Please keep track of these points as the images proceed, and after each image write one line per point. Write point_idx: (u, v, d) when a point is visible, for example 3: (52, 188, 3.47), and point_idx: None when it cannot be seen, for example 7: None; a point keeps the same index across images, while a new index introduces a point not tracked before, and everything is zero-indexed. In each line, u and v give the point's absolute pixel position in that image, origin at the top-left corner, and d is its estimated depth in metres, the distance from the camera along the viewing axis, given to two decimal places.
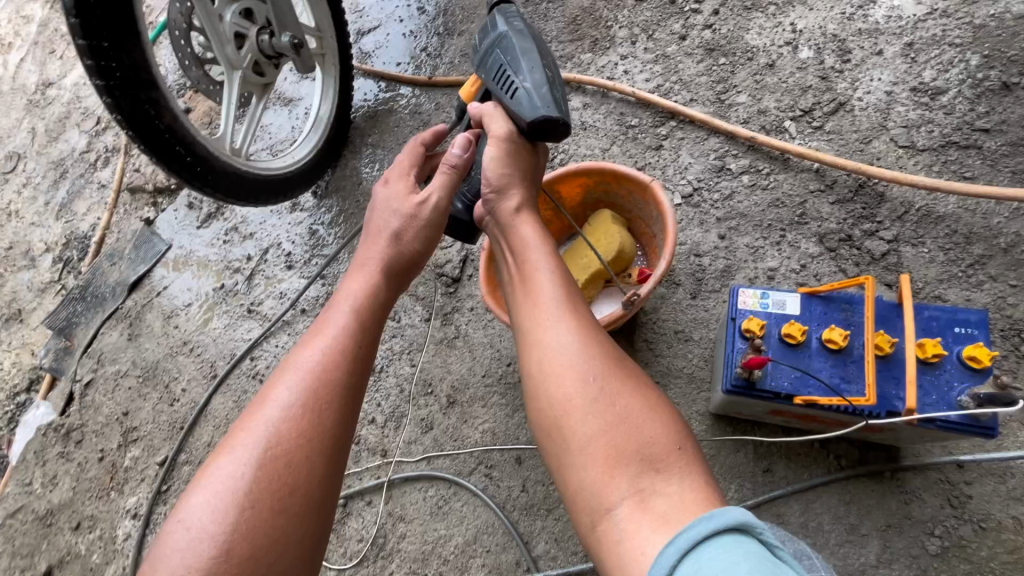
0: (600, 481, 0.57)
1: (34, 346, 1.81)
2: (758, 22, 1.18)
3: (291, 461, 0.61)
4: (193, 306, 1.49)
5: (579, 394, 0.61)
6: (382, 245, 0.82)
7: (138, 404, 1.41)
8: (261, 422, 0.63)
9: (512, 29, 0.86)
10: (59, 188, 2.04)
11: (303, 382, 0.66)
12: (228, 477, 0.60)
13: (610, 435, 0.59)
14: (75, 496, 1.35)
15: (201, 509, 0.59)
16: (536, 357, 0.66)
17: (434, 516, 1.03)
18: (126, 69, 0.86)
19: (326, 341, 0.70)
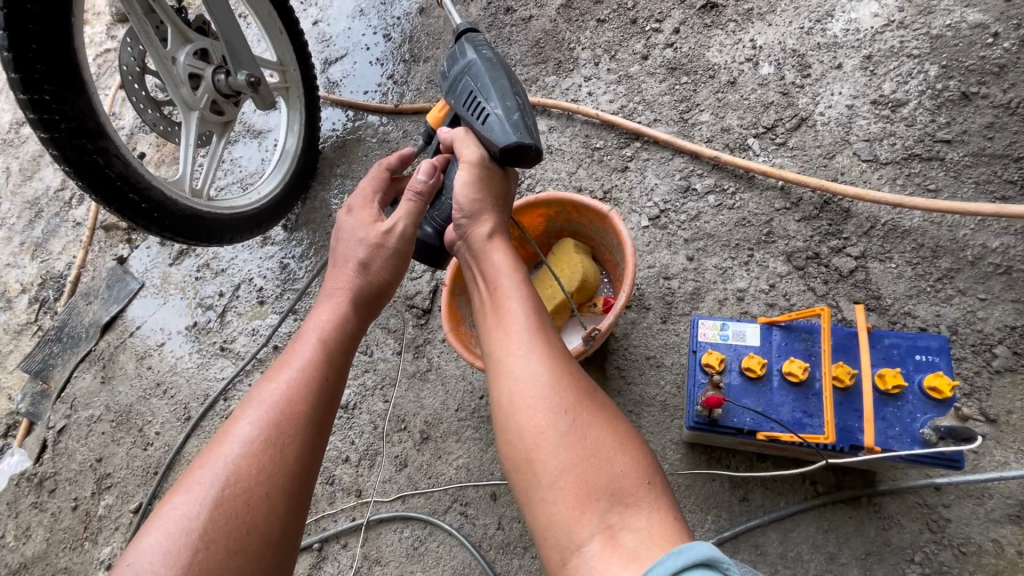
0: (570, 518, 0.50)
1: (9, 390, 1.78)
2: (718, 39, 1.18)
3: (252, 500, 0.53)
4: (166, 346, 1.47)
5: (548, 423, 0.54)
6: (349, 272, 0.72)
7: (113, 449, 1.38)
8: (220, 457, 0.55)
9: (481, 53, 0.77)
10: (34, 227, 2.02)
11: (266, 413, 0.58)
12: (182, 517, 0.52)
13: (579, 468, 0.51)
14: (49, 548, 1.32)
15: (151, 552, 0.50)
16: (501, 382, 0.58)
17: (410, 558, 1.00)
18: (71, 121, 0.85)
19: (294, 369, 0.62)
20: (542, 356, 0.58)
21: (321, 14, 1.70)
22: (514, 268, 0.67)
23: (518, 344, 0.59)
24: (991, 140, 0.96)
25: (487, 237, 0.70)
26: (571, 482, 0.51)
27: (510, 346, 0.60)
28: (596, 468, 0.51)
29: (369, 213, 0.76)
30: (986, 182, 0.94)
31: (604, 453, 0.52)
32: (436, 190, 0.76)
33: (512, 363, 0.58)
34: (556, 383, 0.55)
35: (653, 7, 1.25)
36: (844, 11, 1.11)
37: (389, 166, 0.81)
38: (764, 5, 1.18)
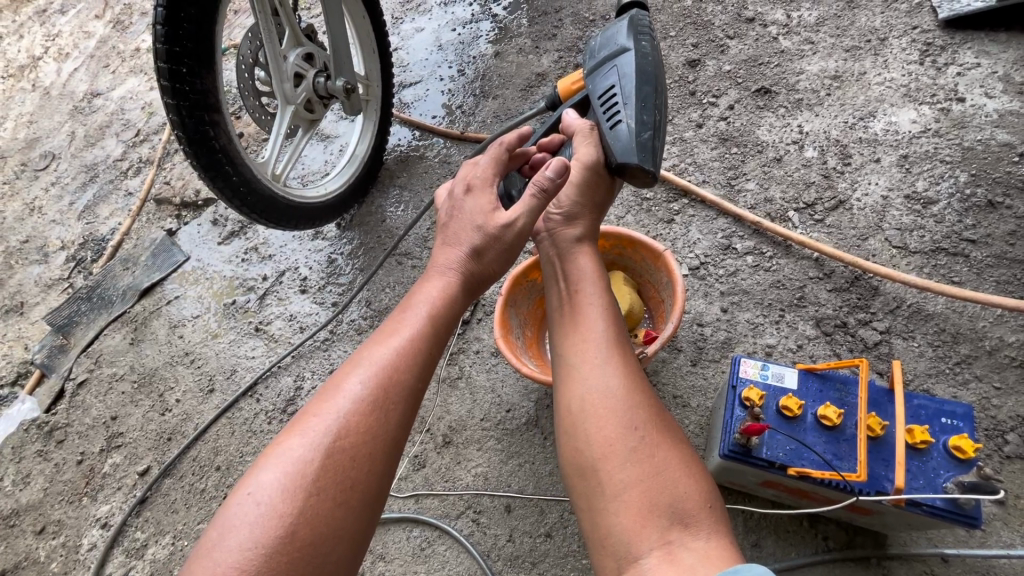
0: (632, 530, 0.57)
1: (28, 340, 1.81)
2: (768, 120, 1.30)
3: (356, 457, 0.61)
4: (200, 319, 1.52)
5: (622, 438, 0.62)
6: (458, 254, 0.79)
7: (129, 410, 1.40)
8: (332, 411, 0.63)
9: (637, 60, 0.86)
10: (87, 190, 2.11)
11: (375, 378, 0.66)
12: (296, 459, 0.60)
13: (647, 483, 0.59)
14: (45, 498, 1.31)
15: (269, 487, 0.58)
16: (578, 391, 0.68)
17: (415, 558, 1.00)
18: (197, 93, 0.97)
19: (400, 342, 0.70)
20: (618, 373, 0.68)
21: (403, 44, 1.87)
22: (597, 276, 0.79)
23: (597, 360, 0.69)
24: (1013, 246, 1.05)
25: (576, 241, 0.84)
26: (637, 494, 0.59)
27: (591, 363, 0.69)
28: (661, 486, 0.59)
29: (484, 200, 0.82)
30: (1006, 282, 1.02)
31: (669, 473, 0.60)
32: (557, 188, 0.79)
33: (590, 377, 0.68)
34: (628, 403, 0.65)
35: (711, 84, 1.40)
36: (885, 114, 1.24)
37: (507, 144, 0.87)
38: (813, 98, 1.31)
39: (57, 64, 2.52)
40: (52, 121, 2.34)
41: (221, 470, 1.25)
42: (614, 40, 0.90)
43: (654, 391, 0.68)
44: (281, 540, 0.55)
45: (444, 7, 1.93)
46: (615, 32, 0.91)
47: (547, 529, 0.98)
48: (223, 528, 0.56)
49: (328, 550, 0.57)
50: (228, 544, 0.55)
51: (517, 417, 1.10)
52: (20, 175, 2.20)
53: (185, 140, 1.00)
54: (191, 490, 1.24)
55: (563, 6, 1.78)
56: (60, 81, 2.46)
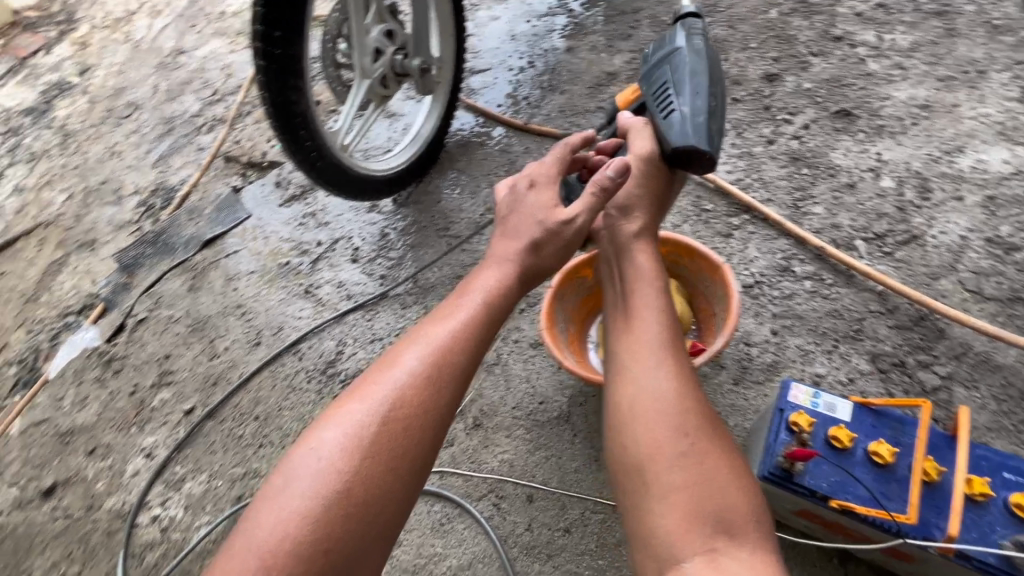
0: (678, 533, 0.58)
1: (96, 275, 1.95)
2: (845, 144, 1.26)
3: (409, 427, 0.64)
4: (254, 275, 1.58)
5: (671, 442, 0.62)
6: (519, 246, 0.80)
7: (181, 351, 1.48)
8: (389, 381, 0.66)
9: (688, 60, 0.93)
10: (163, 141, 2.24)
11: (430, 355, 0.68)
12: (356, 422, 0.63)
13: (695, 486, 0.59)
14: (97, 422, 1.40)
15: (331, 443, 0.61)
16: (628, 390, 0.68)
17: (433, 531, 1.03)
18: (285, 57, 1.01)
19: (456, 323, 0.71)
20: (672, 376, 0.67)
21: (477, 30, 1.89)
22: (654, 275, 0.78)
23: (650, 359, 0.69)
24: None
25: (634, 236, 0.83)
26: (683, 496, 0.59)
27: (643, 365, 0.69)
28: (709, 494, 0.59)
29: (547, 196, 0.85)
30: None
31: (718, 481, 0.59)
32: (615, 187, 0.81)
33: (642, 377, 0.68)
34: (681, 407, 0.64)
35: (788, 101, 1.38)
36: (974, 150, 1.18)
37: (569, 147, 0.90)
38: (896, 125, 1.26)
39: (150, 20, 2.67)
40: (139, 73, 2.47)
41: (259, 420, 1.28)
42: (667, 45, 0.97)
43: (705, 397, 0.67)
44: (340, 494, 0.58)
45: None
46: (665, 36, 1.00)
47: (567, 525, 0.98)
48: (287, 475, 0.60)
49: (380, 511, 0.60)
50: (291, 490, 0.59)
51: (549, 410, 1.10)
52: (105, 120, 2.35)
53: (270, 104, 1.06)
54: (230, 434, 1.28)
55: (642, 8, 1.76)
56: (151, 36, 2.60)
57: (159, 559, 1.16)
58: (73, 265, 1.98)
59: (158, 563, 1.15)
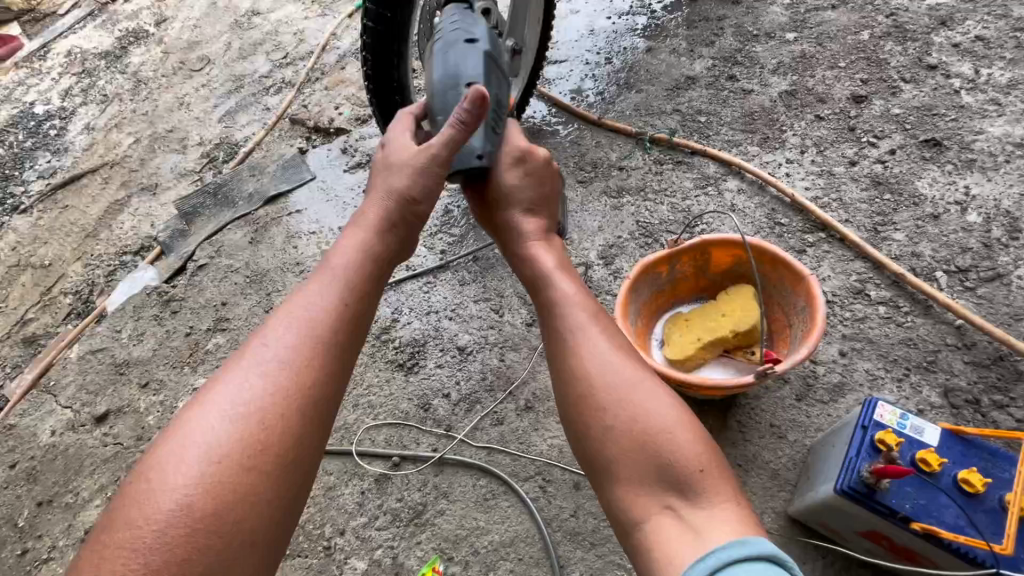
0: (639, 498, 0.63)
1: (156, 219, 2.00)
2: (931, 174, 1.24)
3: (275, 408, 0.63)
4: (315, 236, 1.61)
5: (603, 413, 0.68)
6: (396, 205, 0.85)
7: (238, 300, 1.51)
8: (248, 368, 0.66)
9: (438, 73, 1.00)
10: (231, 97, 2.29)
11: (294, 331, 0.69)
12: (213, 424, 0.61)
13: (631, 453, 0.64)
14: (153, 358, 1.45)
15: (190, 449, 0.59)
16: (565, 376, 0.74)
17: (477, 505, 1.04)
18: (393, 21, 1.03)
19: (321, 299, 0.73)
20: (598, 350, 0.73)
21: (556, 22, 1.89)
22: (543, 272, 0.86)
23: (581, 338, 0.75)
24: None
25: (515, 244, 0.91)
26: (627, 458, 0.64)
27: (565, 349, 0.76)
28: (652, 455, 0.63)
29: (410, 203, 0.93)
30: None
31: (650, 441, 0.64)
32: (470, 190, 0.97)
33: (573, 362, 0.74)
34: (600, 380, 0.70)
35: (874, 124, 1.35)
36: None
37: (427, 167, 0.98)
38: (988, 161, 1.22)
39: None
40: (214, 29, 2.53)
41: None
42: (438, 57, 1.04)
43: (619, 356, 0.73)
44: (203, 492, 0.57)
45: None
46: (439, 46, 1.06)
47: None
48: (159, 487, 0.58)
49: (259, 498, 0.58)
50: (162, 502, 0.56)
51: None
52: (177, 71, 2.41)
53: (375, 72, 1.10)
54: None
55: (727, 16, 1.74)
56: None
57: None
58: (135, 207, 2.04)
59: None
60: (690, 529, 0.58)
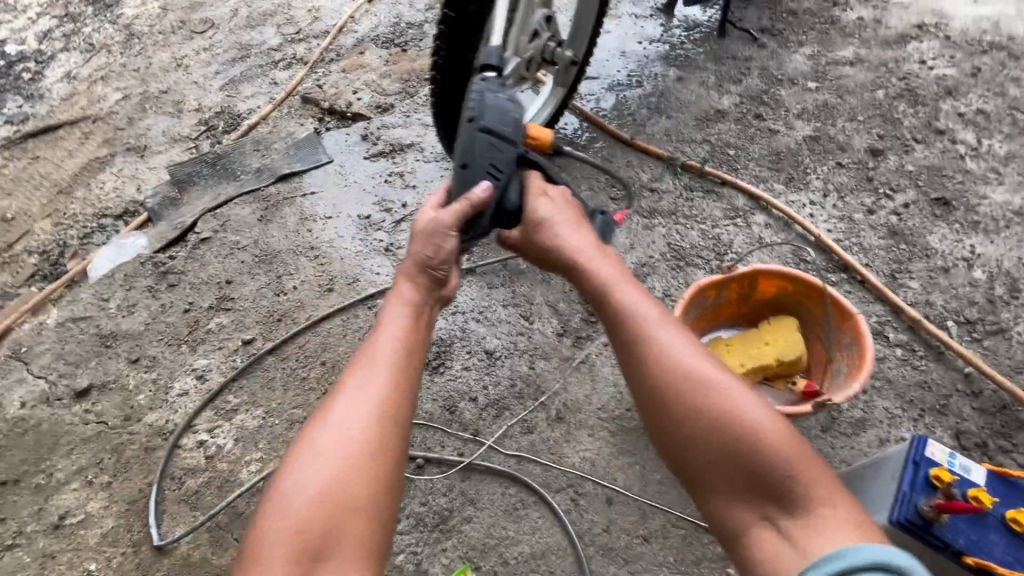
0: (739, 510, 0.66)
1: (143, 183, 1.86)
2: (942, 230, 1.33)
3: (367, 446, 0.67)
4: (331, 221, 1.54)
5: (695, 424, 0.69)
6: (424, 277, 0.84)
7: (244, 279, 1.42)
8: (335, 413, 0.69)
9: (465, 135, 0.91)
10: (235, 66, 2.17)
11: (369, 375, 0.72)
12: (309, 471, 0.64)
13: (726, 466, 0.67)
14: (144, 332, 1.33)
15: (291, 495, 0.63)
16: (642, 387, 0.74)
17: (507, 514, 1.02)
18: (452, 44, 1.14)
19: (389, 339, 0.76)
20: (679, 355, 0.73)
21: None
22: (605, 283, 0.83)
23: (658, 345, 0.74)
24: None
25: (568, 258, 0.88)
26: (723, 470, 0.67)
27: (642, 358, 0.75)
28: (751, 471, 0.65)
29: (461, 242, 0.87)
30: None
31: (746, 454, 0.65)
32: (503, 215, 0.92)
33: (653, 370, 0.73)
34: (688, 392, 0.70)
35: (890, 178, 1.44)
36: None
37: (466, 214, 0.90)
38: (991, 224, 1.33)
39: None
40: None
41: (326, 366, 1.25)
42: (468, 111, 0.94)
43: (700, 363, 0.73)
44: (315, 530, 0.61)
45: (635, 19, 2.00)
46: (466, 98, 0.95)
47: (646, 533, 0.99)
48: (273, 527, 0.62)
49: (369, 526, 0.63)
50: (275, 546, 0.61)
51: (635, 418, 1.11)
52: (176, 30, 2.26)
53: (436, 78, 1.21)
54: (292, 374, 1.24)
55: (753, 57, 1.82)
56: None
57: (201, 487, 1.10)
58: (118, 168, 1.88)
59: (200, 491, 1.10)
60: (794, 544, 0.61)
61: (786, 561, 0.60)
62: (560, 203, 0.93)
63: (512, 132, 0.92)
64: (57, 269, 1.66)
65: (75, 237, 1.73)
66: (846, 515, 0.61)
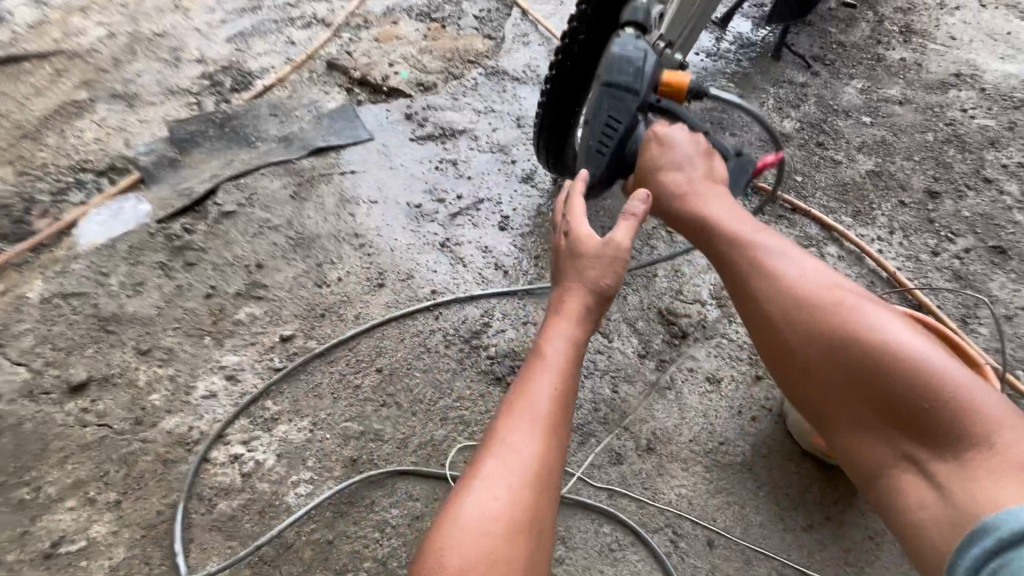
0: (879, 448, 0.69)
1: (129, 136, 1.54)
2: (1000, 278, 1.37)
3: (531, 506, 0.61)
4: (377, 206, 1.37)
5: (832, 362, 0.71)
6: (587, 298, 0.79)
7: (278, 265, 1.24)
8: (503, 463, 0.62)
9: (604, 90, 0.96)
10: (245, 15, 1.90)
11: (537, 425, 0.65)
12: (478, 527, 0.58)
13: (869, 408, 0.69)
14: (156, 318, 1.13)
15: (461, 547, 0.57)
16: (775, 329, 0.77)
17: (602, 556, 0.94)
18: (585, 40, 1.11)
19: (552, 380, 0.70)
20: (806, 296, 0.76)
21: None
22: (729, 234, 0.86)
23: (785, 288, 0.78)
24: None
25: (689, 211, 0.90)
26: (862, 406, 0.69)
27: (774, 303, 0.78)
28: (893, 406, 0.66)
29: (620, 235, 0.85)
30: None
31: (895, 395, 0.66)
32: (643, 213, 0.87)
33: (783, 312, 0.77)
34: (820, 329, 0.73)
35: (949, 221, 1.47)
36: None
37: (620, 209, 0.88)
38: None
39: None
40: None
41: (382, 374, 1.09)
42: (613, 66, 0.96)
43: (842, 306, 0.73)
44: None
45: None
46: (612, 56, 0.96)
47: None
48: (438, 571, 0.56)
49: None
50: None
51: (730, 453, 1.05)
52: None
53: (558, 61, 1.14)
54: (343, 381, 1.08)
55: (808, 84, 1.81)
56: None
57: (239, 512, 0.93)
58: (98, 113, 1.58)
59: (237, 516, 0.93)
60: (944, 489, 0.62)
61: (927, 504, 0.63)
62: (684, 142, 0.96)
63: (636, 81, 0.95)
64: (15, 228, 1.35)
65: (38, 190, 1.41)
66: (1021, 470, 0.59)
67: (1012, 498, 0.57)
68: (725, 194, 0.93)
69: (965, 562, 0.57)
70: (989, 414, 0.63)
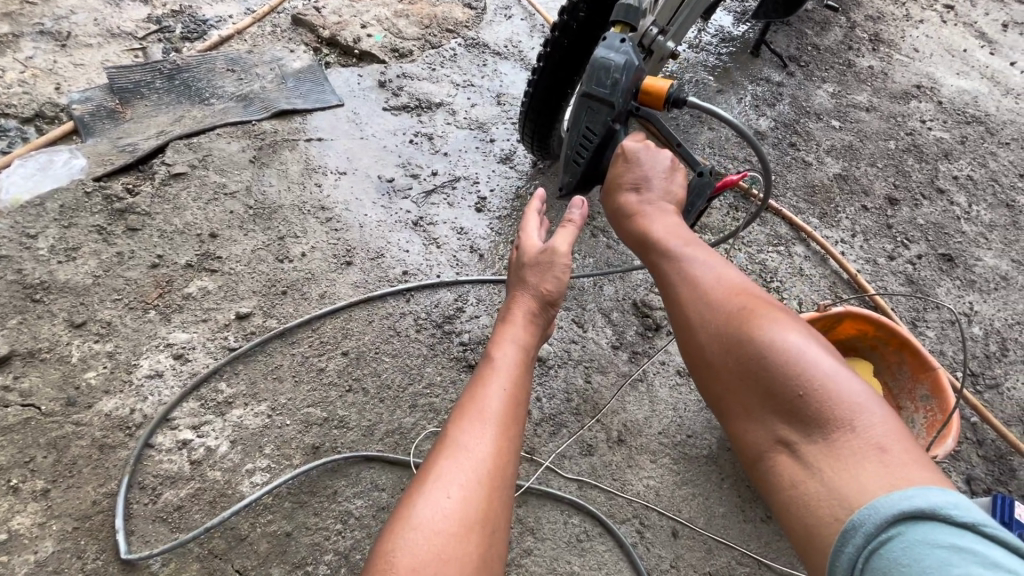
0: (762, 436, 0.60)
1: (59, 78, 1.37)
2: (947, 285, 1.44)
3: (490, 502, 0.58)
4: (345, 177, 1.29)
5: (724, 343, 0.65)
6: (532, 304, 0.80)
7: (234, 235, 1.14)
8: (458, 463, 0.59)
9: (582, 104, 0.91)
10: None
11: (491, 427, 0.63)
12: (437, 525, 0.54)
13: (752, 389, 0.61)
14: (93, 288, 1.03)
15: (414, 547, 0.53)
16: (681, 315, 0.71)
17: (570, 546, 0.93)
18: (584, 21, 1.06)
19: (503, 382, 0.68)
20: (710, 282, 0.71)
21: None
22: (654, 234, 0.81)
23: (693, 276, 0.73)
24: None
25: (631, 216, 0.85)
26: (747, 391, 0.61)
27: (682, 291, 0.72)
28: (776, 392, 0.59)
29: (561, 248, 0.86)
30: None
31: (778, 380, 0.59)
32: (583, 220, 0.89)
33: (692, 299, 0.70)
34: (719, 313, 0.67)
35: (905, 228, 1.53)
36: None
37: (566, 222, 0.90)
38: (984, 284, 1.47)
39: None
40: None
41: (348, 358, 1.03)
42: (594, 76, 0.88)
43: (745, 296, 0.68)
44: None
45: None
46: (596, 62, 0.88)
47: (713, 570, 0.95)
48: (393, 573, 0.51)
49: None
50: None
51: (697, 446, 1.06)
52: None
53: (554, 38, 1.09)
54: (304, 364, 1.01)
55: (784, 84, 1.84)
56: None
57: (186, 501, 0.86)
58: (23, 51, 1.39)
59: (185, 506, 0.86)
60: (815, 469, 0.54)
61: (797, 482, 0.55)
62: (652, 161, 0.88)
63: (612, 93, 0.87)
64: None
65: None
66: (885, 452, 0.52)
67: (876, 481, 0.50)
68: (670, 210, 0.85)
69: (841, 556, 0.48)
70: (871, 403, 0.55)
